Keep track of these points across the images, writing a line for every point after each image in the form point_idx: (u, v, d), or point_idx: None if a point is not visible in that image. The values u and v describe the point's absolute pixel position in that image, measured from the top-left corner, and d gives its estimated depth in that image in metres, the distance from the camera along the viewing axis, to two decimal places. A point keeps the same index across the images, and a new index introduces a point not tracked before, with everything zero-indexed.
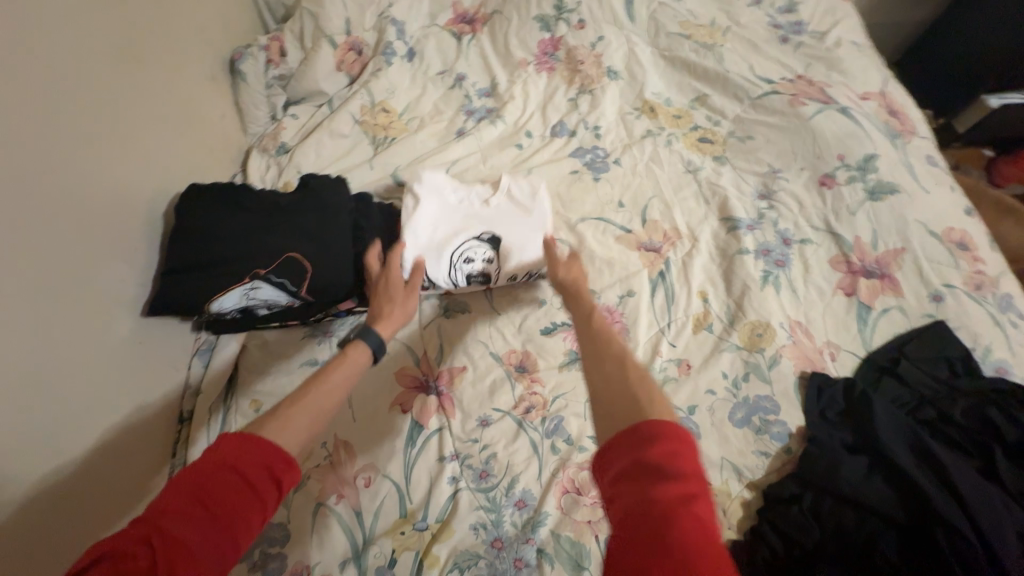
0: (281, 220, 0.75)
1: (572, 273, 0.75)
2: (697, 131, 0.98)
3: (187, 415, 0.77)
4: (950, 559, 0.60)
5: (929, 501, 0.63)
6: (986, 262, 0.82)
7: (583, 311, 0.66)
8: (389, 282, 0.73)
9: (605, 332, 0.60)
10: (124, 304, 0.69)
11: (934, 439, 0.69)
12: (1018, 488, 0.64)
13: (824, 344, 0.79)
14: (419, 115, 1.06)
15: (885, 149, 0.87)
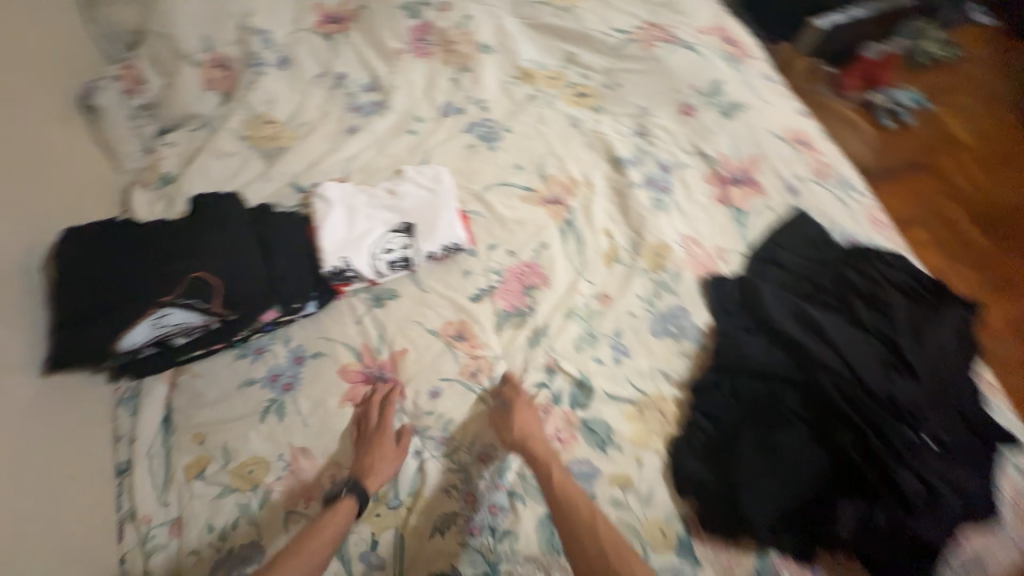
0: (178, 245, 0.74)
1: (523, 431, 0.74)
2: (573, 88, 1.07)
3: (126, 464, 0.75)
4: (833, 395, 0.70)
5: (811, 354, 0.73)
6: (823, 152, 0.96)
7: (548, 469, 0.71)
8: (382, 441, 0.74)
9: (574, 499, 0.68)
10: (19, 370, 0.65)
11: (811, 304, 0.80)
12: (877, 324, 0.75)
13: (716, 249, 0.90)
14: (307, 120, 1.05)
15: (727, 74, 0.99)
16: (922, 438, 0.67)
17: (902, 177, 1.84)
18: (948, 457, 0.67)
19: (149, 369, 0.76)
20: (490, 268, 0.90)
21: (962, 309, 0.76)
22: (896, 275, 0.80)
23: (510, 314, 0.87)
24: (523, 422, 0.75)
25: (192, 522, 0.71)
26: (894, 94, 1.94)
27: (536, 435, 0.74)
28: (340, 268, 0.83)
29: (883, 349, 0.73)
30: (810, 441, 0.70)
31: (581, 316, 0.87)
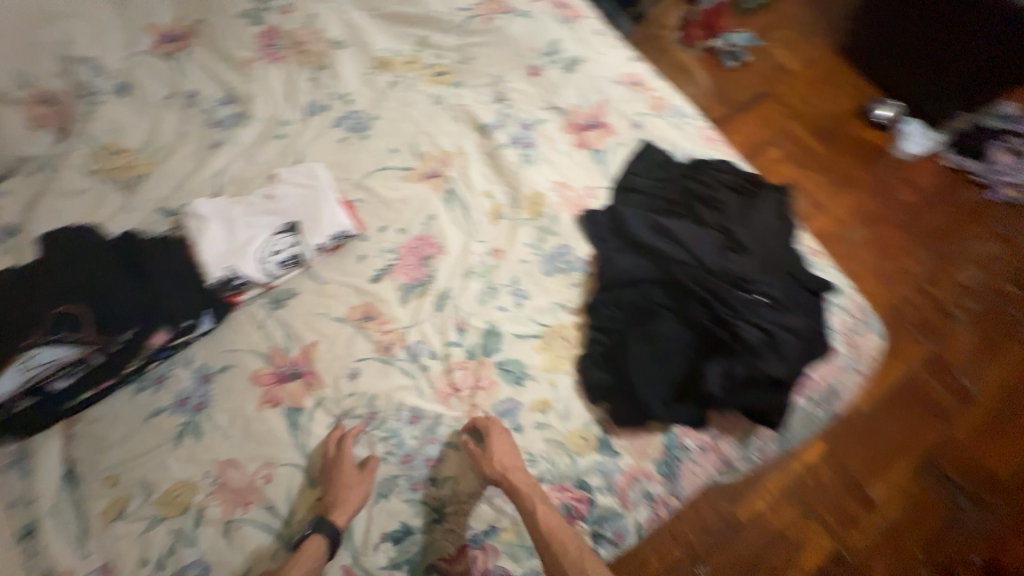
0: (33, 286, 0.73)
1: (501, 465, 0.73)
2: (431, 68, 1.12)
3: (30, 526, 0.70)
4: (685, 280, 0.81)
5: (663, 255, 0.84)
6: (656, 89, 1.10)
7: (530, 500, 0.71)
8: (343, 471, 0.73)
9: (560, 539, 0.68)
10: None
11: (663, 216, 0.92)
12: (712, 220, 0.89)
13: (585, 188, 1.00)
14: (164, 144, 1.02)
15: (561, 34, 1.10)
16: (759, 298, 0.78)
17: (748, 107, 2.15)
18: (780, 312, 0.78)
19: (37, 424, 0.74)
20: (385, 249, 0.94)
21: (772, 189, 0.93)
22: (725, 177, 0.95)
23: (413, 286, 0.91)
24: (501, 456, 0.74)
25: (123, 562, 0.69)
26: (733, 37, 2.25)
27: (515, 467, 0.73)
28: (227, 278, 0.83)
29: (716, 237, 0.86)
30: (678, 322, 0.81)
31: (479, 273, 0.93)
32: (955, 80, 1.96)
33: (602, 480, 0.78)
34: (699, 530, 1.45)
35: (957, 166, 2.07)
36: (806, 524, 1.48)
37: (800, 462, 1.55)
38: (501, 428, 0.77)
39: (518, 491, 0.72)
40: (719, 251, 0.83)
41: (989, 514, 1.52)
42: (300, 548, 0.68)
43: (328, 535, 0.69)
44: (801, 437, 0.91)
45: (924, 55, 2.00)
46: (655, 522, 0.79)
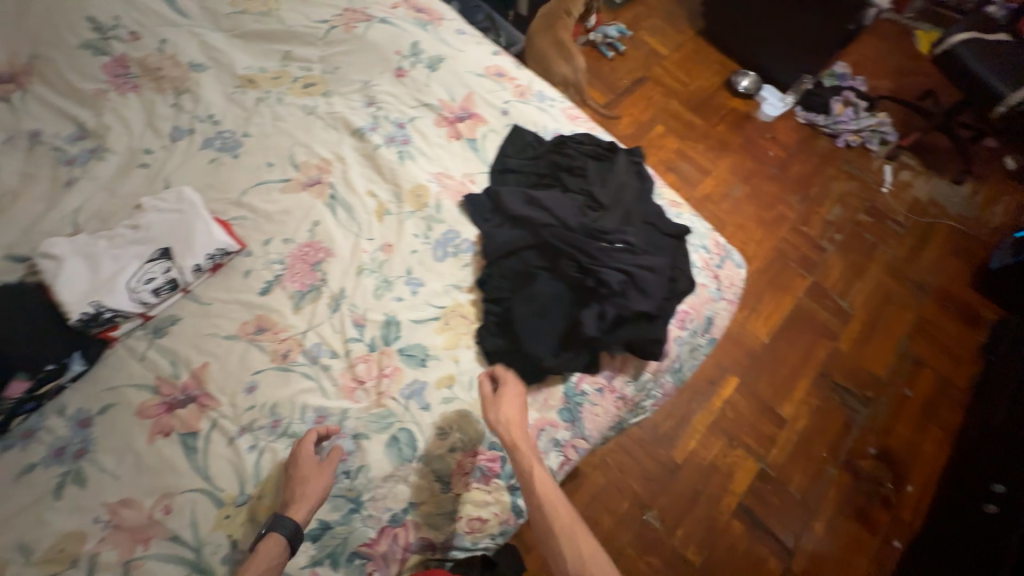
0: None
1: (504, 418, 0.78)
2: (299, 81, 1.13)
3: None
4: (553, 241, 0.89)
5: (533, 222, 0.92)
6: (519, 79, 1.19)
7: (529, 466, 0.75)
8: (302, 464, 0.74)
9: (553, 503, 0.72)
10: None
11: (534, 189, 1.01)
12: (574, 185, 0.98)
13: (464, 175, 1.06)
14: (8, 190, 0.95)
15: (421, 36, 1.16)
16: (619, 247, 0.88)
17: (629, 91, 2.34)
18: (639, 256, 0.88)
19: None
20: (271, 261, 0.93)
21: (625, 153, 1.06)
22: (584, 147, 1.06)
23: (306, 292, 0.91)
24: (509, 411, 0.79)
25: None
26: (608, 29, 2.43)
27: (517, 421, 0.79)
28: (94, 313, 0.79)
29: (578, 200, 0.95)
30: (554, 280, 0.88)
31: (372, 269, 0.95)
32: (790, 46, 2.28)
33: None
34: (642, 479, 1.55)
35: (808, 121, 2.38)
36: (732, 451, 1.63)
37: (721, 398, 1.71)
38: (517, 388, 0.83)
39: (520, 448, 0.76)
40: (578, 211, 0.93)
41: (877, 409, 1.76)
42: (261, 541, 0.68)
43: (287, 531, 0.68)
44: (686, 362, 1.04)
45: (764, 27, 2.31)
46: (566, 464, 0.86)
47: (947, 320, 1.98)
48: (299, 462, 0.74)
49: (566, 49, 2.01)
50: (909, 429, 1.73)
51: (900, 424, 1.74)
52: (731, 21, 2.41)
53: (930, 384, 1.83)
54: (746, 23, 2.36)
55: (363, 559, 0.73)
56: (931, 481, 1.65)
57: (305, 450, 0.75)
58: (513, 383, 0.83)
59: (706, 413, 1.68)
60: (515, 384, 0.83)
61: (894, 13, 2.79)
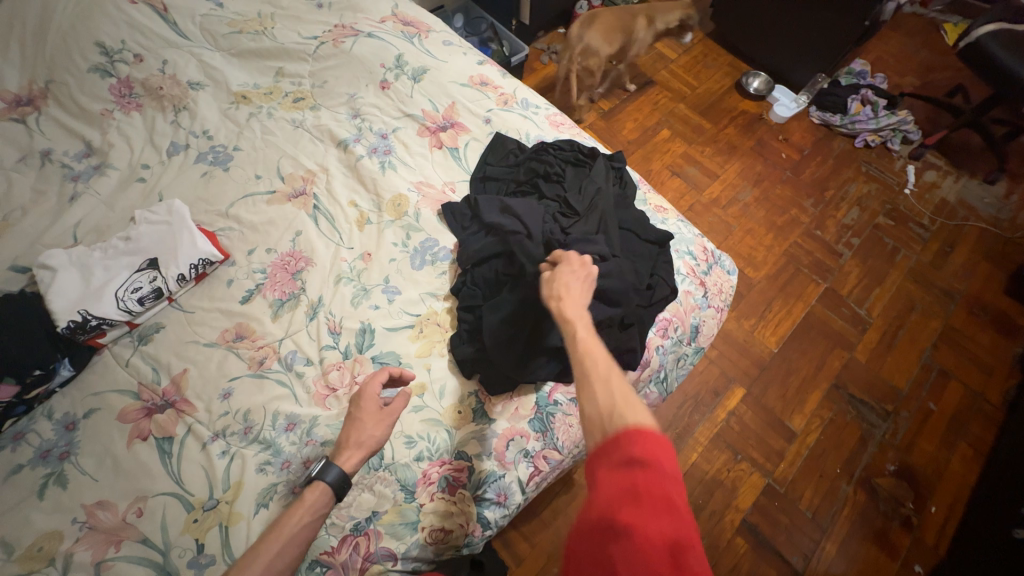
0: None
1: (553, 289, 0.78)
2: (289, 96, 1.17)
3: None
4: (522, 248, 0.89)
5: (504, 229, 0.92)
6: (503, 87, 1.19)
7: (573, 326, 0.71)
8: (365, 407, 0.77)
9: (593, 355, 0.67)
10: None
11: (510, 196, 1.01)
12: (550, 192, 0.99)
13: (445, 184, 1.07)
14: (19, 205, 1.01)
15: (407, 49, 1.19)
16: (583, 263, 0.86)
17: (635, 95, 2.31)
18: (604, 268, 0.87)
19: None
20: (253, 271, 0.96)
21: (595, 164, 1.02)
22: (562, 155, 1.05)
23: (284, 301, 0.94)
24: (567, 281, 0.78)
25: None
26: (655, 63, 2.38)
27: (572, 295, 0.77)
28: (81, 320, 0.83)
29: (552, 207, 0.96)
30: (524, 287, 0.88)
31: (350, 278, 0.97)
32: (802, 44, 2.21)
33: (479, 446, 0.82)
34: None
35: (824, 121, 2.27)
36: (736, 464, 1.56)
37: (727, 411, 1.64)
38: (579, 264, 0.81)
39: (565, 313, 0.74)
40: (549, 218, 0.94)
41: (898, 423, 1.65)
42: (309, 488, 0.71)
43: (332, 480, 0.71)
44: (670, 371, 1.01)
45: (776, 24, 2.23)
46: (537, 476, 0.84)
47: (978, 329, 1.84)
48: (368, 390, 0.78)
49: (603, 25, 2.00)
50: (933, 445, 1.62)
51: (923, 440, 1.63)
52: (741, 21, 2.35)
53: (957, 397, 1.71)
54: (756, 22, 2.29)
55: (323, 568, 0.73)
56: (959, 501, 1.53)
57: (376, 382, 0.79)
58: (578, 267, 0.80)
59: (709, 426, 1.61)
60: (576, 263, 0.81)
61: (919, 6, 2.66)
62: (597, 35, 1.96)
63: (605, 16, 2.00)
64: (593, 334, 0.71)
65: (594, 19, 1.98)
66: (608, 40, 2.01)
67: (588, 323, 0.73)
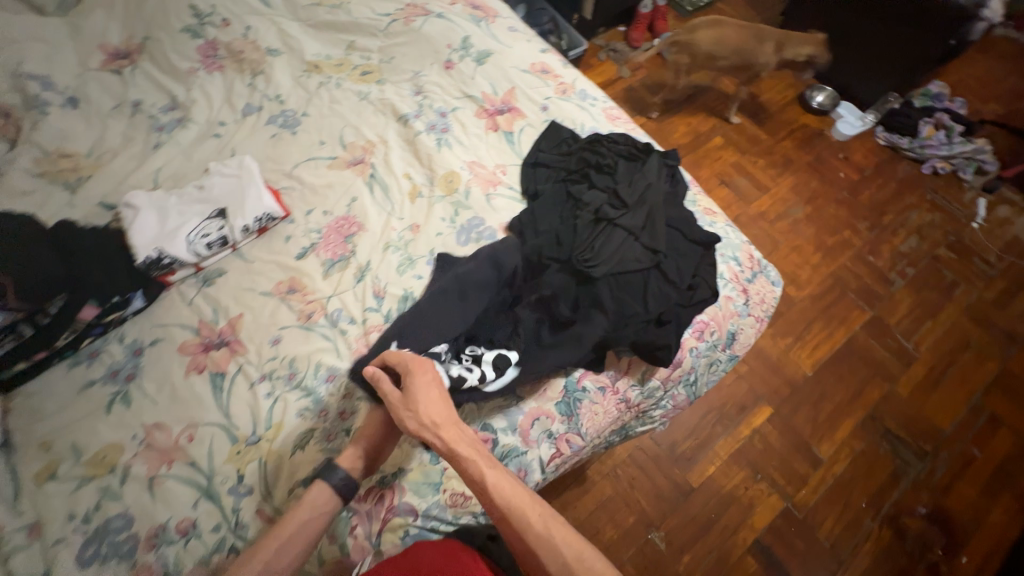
0: None
1: (425, 418, 0.74)
2: (357, 69, 1.22)
3: None
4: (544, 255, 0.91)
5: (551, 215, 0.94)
6: (563, 76, 1.20)
7: (476, 466, 0.72)
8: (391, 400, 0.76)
9: (518, 509, 0.70)
10: None
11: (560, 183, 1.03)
12: (602, 183, 1.00)
13: (497, 166, 1.09)
14: (110, 148, 1.10)
15: (473, 31, 1.21)
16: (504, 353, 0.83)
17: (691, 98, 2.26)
18: (622, 280, 0.87)
19: None
20: (309, 229, 1.02)
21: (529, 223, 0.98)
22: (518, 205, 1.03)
23: (335, 261, 0.99)
24: (430, 410, 0.74)
25: (51, 517, 0.74)
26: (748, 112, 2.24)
27: (442, 421, 0.74)
28: (156, 257, 0.90)
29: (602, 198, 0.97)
30: (563, 272, 0.89)
31: (397, 246, 1.01)
32: (883, 51, 2.04)
33: (506, 421, 0.85)
34: (652, 496, 1.50)
35: (890, 143, 2.16)
36: (755, 484, 1.52)
37: (752, 428, 1.60)
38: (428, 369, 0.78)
39: (468, 462, 0.72)
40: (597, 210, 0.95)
41: (935, 464, 1.57)
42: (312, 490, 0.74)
43: (339, 483, 0.74)
44: (700, 376, 1.01)
45: (856, 23, 2.06)
46: (558, 458, 0.86)
47: None
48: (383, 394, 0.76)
49: (722, 29, 1.89)
50: (974, 491, 1.53)
51: (962, 485, 1.54)
52: (813, 19, 2.21)
53: (1006, 446, 1.60)
54: (829, 20, 2.14)
55: (350, 513, 0.79)
56: (995, 554, 1.45)
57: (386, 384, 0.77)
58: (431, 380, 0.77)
59: (730, 440, 1.58)
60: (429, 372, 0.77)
61: (1012, 28, 2.48)
62: (708, 37, 1.90)
63: (733, 26, 1.90)
64: (509, 473, 0.74)
65: (720, 25, 1.89)
66: (718, 49, 1.91)
67: (490, 459, 0.74)
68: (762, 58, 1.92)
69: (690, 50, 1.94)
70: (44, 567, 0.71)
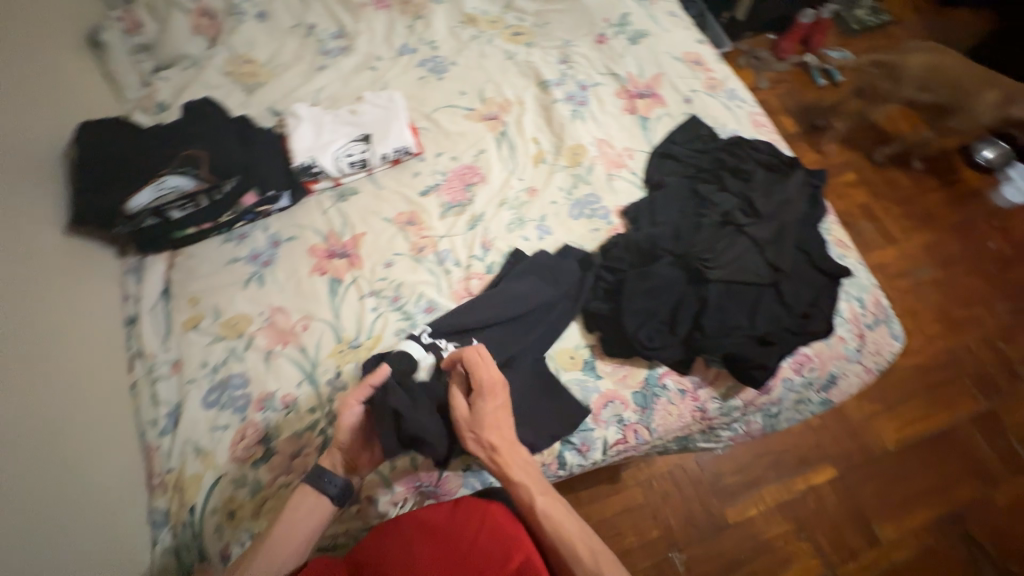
0: (173, 137, 0.96)
1: (487, 439, 0.72)
2: (510, 29, 1.26)
3: (134, 317, 0.92)
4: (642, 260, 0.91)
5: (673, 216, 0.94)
6: (715, 71, 1.16)
7: (528, 490, 0.71)
8: (457, 416, 0.74)
9: (568, 540, 0.68)
10: (48, 223, 0.84)
11: (689, 178, 1.00)
12: (736, 188, 0.95)
13: (624, 150, 1.08)
14: (283, 62, 1.22)
15: (635, 9, 1.22)
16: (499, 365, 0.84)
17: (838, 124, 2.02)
18: (734, 291, 0.84)
19: (157, 243, 0.95)
20: (437, 170, 1.08)
21: (617, 236, 0.97)
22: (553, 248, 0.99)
23: (452, 206, 1.04)
24: (493, 433, 0.72)
25: (189, 360, 0.86)
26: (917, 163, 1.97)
27: (503, 445, 0.72)
28: (308, 164, 1.01)
29: (733, 203, 0.93)
30: (675, 266, 0.88)
31: (512, 205, 1.04)
32: None
33: (581, 395, 0.85)
34: (682, 518, 1.45)
35: None
36: (797, 542, 1.43)
37: (809, 484, 1.49)
38: (499, 390, 0.73)
39: (524, 488, 0.71)
40: (722, 215, 0.92)
41: None
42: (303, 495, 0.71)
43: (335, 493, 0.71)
44: (783, 410, 0.96)
45: None
46: (622, 445, 0.85)
47: None
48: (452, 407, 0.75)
49: (939, 61, 1.67)
50: None
51: None
52: None
53: None
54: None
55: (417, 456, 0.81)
56: None
57: (459, 395, 0.75)
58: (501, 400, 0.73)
59: (782, 490, 1.49)
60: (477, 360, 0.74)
61: None
62: (922, 63, 1.67)
63: (957, 62, 1.66)
64: (563, 501, 0.72)
65: (939, 53, 1.68)
66: (929, 81, 1.67)
67: (544, 483, 0.73)
68: (977, 106, 1.63)
69: (896, 73, 1.70)
70: (178, 398, 0.84)
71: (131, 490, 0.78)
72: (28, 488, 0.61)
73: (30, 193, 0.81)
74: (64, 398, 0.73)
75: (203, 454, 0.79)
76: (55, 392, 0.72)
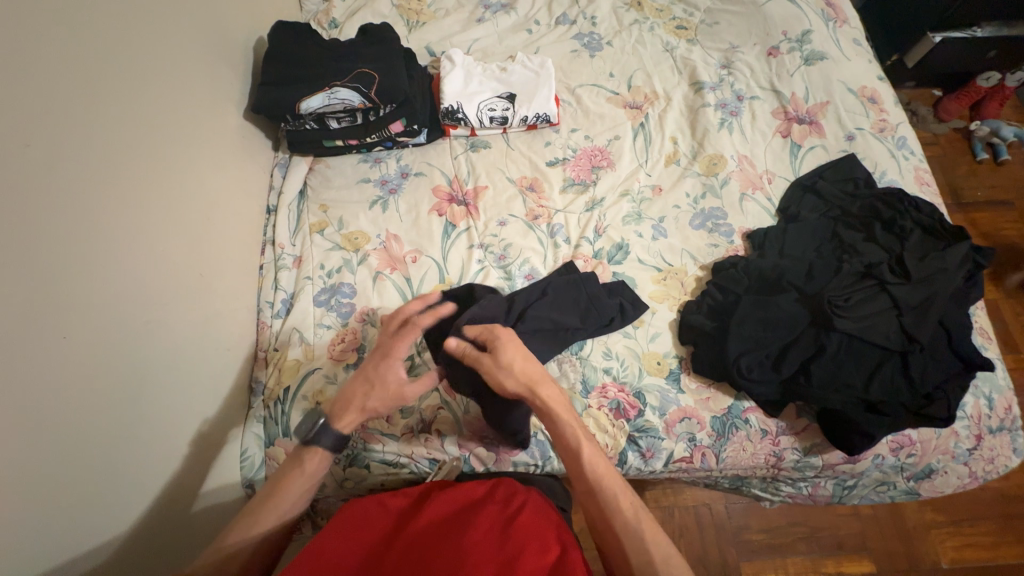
0: (344, 53, 1.02)
1: (522, 375, 0.69)
2: (675, 21, 1.22)
3: (274, 209, 1.02)
4: (761, 288, 0.88)
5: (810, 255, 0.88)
6: (889, 114, 1.06)
7: (561, 420, 0.68)
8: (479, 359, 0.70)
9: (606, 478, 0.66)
10: (227, 106, 0.93)
11: (833, 219, 0.94)
12: (887, 242, 0.88)
13: (764, 172, 1.03)
14: (448, 6, 1.25)
15: (818, 28, 1.14)
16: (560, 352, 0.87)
17: (1002, 204, 1.74)
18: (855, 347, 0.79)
19: (307, 147, 1.04)
20: (569, 145, 1.08)
21: (735, 257, 0.93)
22: (629, 269, 0.95)
23: (575, 183, 1.04)
24: (527, 367, 0.70)
25: (310, 259, 0.94)
26: None
27: (531, 378, 0.70)
28: (454, 108, 1.04)
29: (880, 258, 0.86)
30: (797, 303, 0.84)
31: (634, 198, 1.02)
32: None
33: (659, 402, 0.84)
34: (696, 558, 1.33)
35: None
36: None
37: (839, 570, 1.31)
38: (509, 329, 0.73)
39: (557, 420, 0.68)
40: (863, 267, 0.85)
41: None
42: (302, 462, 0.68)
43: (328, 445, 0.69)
44: (860, 485, 0.90)
45: None
46: (685, 463, 0.83)
47: None
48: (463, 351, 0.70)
49: None
50: None
51: None
52: None
53: None
54: None
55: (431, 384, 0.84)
56: None
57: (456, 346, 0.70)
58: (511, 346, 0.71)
59: (808, 565, 1.32)
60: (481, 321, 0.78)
61: None
62: None
63: None
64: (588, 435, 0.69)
65: None
66: None
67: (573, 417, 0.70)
68: None
69: None
70: (294, 290, 0.92)
71: (238, 355, 0.87)
72: (163, 328, 0.71)
73: (218, 77, 0.91)
74: (207, 261, 0.83)
75: (306, 344, 0.86)
76: (199, 254, 0.81)
